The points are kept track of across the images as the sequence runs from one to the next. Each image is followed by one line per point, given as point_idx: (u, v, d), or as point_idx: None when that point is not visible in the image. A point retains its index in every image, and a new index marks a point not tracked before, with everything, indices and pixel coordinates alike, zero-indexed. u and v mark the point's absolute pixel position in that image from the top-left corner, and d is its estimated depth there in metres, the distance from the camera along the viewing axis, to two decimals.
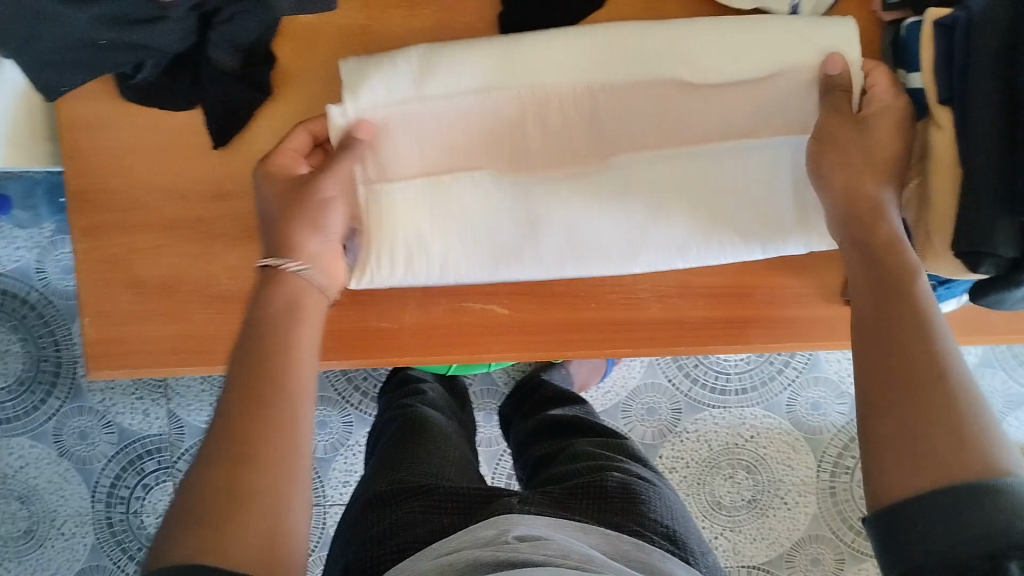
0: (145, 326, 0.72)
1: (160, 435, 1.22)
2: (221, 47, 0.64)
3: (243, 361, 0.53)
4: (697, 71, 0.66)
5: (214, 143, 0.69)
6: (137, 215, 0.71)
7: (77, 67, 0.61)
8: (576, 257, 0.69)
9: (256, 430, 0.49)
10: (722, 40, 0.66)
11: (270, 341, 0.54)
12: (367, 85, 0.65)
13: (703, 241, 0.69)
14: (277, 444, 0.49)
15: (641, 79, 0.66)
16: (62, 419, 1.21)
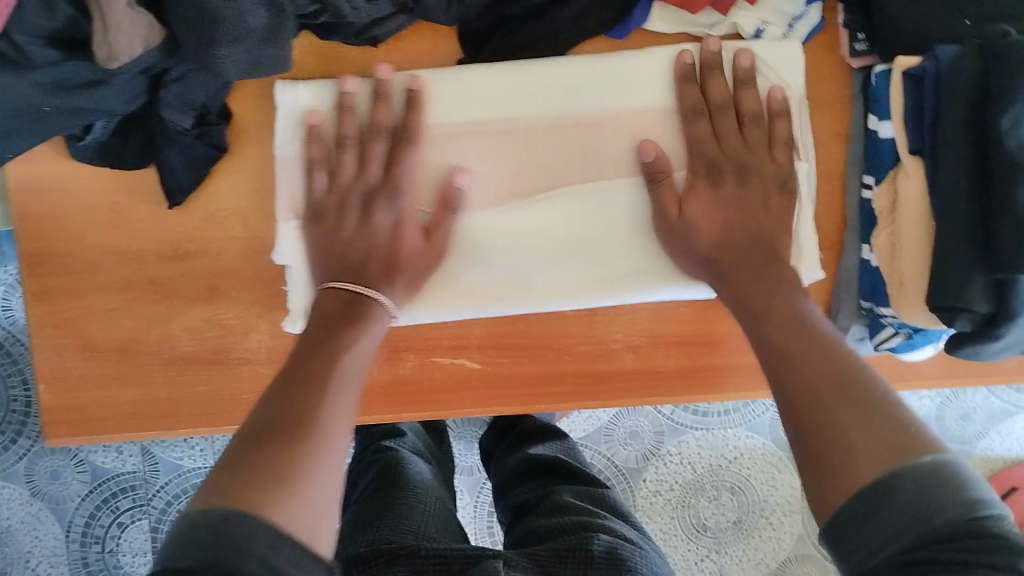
0: (104, 388, 0.70)
1: (133, 474, 1.19)
2: (177, 109, 0.62)
3: (311, 339, 0.54)
4: (582, 104, 0.65)
5: (168, 204, 0.66)
6: (93, 276, 0.68)
7: (26, 134, 0.59)
8: (497, 298, 0.66)
9: (299, 398, 0.47)
10: (611, 76, 0.65)
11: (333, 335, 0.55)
12: (286, 111, 0.64)
13: (641, 279, 0.66)
14: (312, 414, 0.47)
15: (525, 113, 0.65)
16: (33, 458, 1.18)
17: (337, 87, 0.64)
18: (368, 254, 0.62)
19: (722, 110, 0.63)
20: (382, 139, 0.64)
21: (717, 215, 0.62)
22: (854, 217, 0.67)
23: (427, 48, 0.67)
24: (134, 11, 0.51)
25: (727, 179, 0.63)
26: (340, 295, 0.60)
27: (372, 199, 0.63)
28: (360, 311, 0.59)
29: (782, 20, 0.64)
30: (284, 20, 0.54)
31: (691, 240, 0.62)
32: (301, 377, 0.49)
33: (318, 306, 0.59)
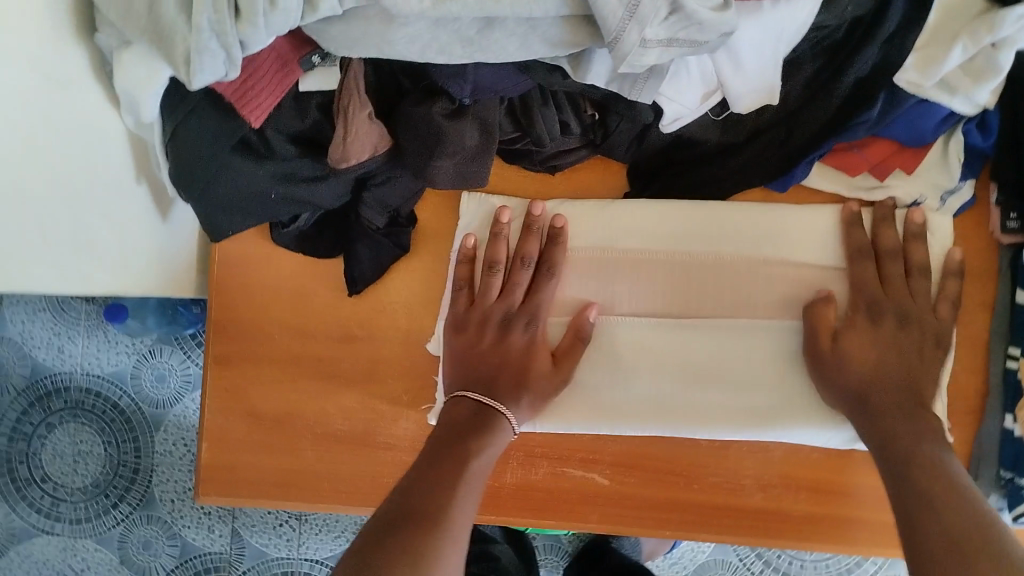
0: (259, 455, 0.76)
1: (221, 553, 1.23)
2: (373, 207, 0.70)
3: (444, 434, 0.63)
4: (706, 246, 0.69)
5: (349, 292, 0.74)
6: (269, 349, 0.75)
7: (249, 215, 0.67)
8: (588, 416, 0.71)
9: (433, 485, 0.58)
10: (739, 223, 0.69)
11: (467, 437, 0.63)
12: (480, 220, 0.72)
13: (772, 417, 0.69)
14: (440, 502, 0.56)
15: (635, 247, 0.70)
16: (129, 525, 1.23)
17: (468, 209, 0.72)
18: (497, 368, 0.68)
19: (892, 257, 0.67)
20: (529, 267, 0.69)
21: (872, 354, 0.64)
22: (997, 385, 0.69)
23: (599, 179, 0.73)
24: (371, 121, 0.60)
25: (887, 319, 0.65)
26: (467, 404, 0.66)
27: (511, 319, 0.69)
28: (465, 419, 0.65)
29: (936, 194, 0.68)
30: (491, 144, 0.61)
31: (844, 370, 0.64)
32: (433, 476, 0.59)
33: (452, 411, 0.66)
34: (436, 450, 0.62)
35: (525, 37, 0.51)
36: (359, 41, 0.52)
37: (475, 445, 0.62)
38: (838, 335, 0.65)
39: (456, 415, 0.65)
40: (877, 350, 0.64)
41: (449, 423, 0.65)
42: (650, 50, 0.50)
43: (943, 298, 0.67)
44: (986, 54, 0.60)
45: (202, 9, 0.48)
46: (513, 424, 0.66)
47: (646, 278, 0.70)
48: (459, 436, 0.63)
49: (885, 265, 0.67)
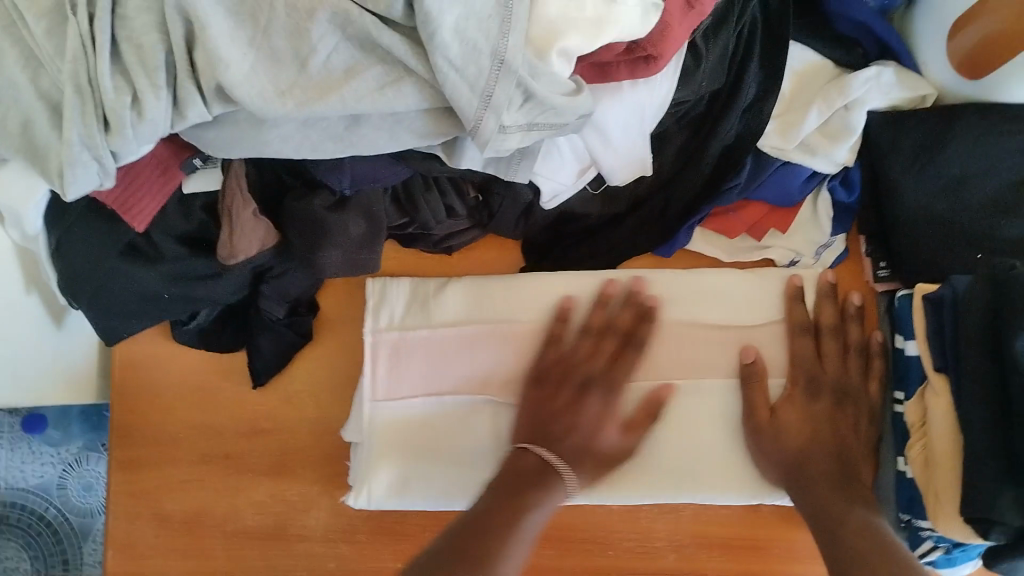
0: (167, 560, 0.74)
1: None
2: (273, 300, 0.70)
3: (500, 484, 0.63)
4: (624, 310, 0.70)
5: (253, 385, 0.74)
6: (174, 448, 0.74)
7: (143, 317, 0.67)
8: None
9: (465, 539, 0.58)
10: (648, 286, 0.71)
11: (535, 489, 0.63)
12: (387, 305, 0.71)
13: (682, 481, 0.68)
14: (473, 545, 0.58)
15: (542, 318, 0.70)
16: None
17: (375, 289, 0.72)
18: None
19: (831, 333, 0.69)
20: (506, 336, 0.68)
21: (806, 427, 0.66)
22: (889, 428, 0.71)
23: (492, 257, 0.75)
24: (257, 218, 0.61)
25: (824, 395, 0.67)
26: (534, 458, 0.64)
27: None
28: (537, 477, 0.63)
29: (810, 249, 0.72)
30: (378, 228, 0.62)
31: (777, 444, 0.66)
32: (472, 527, 0.59)
33: (513, 462, 0.65)
34: (493, 503, 0.61)
35: (392, 130, 0.53)
36: (233, 145, 0.53)
37: (531, 500, 0.62)
38: (775, 408, 0.67)
39: (518, 469, 0.64)
40: (811, 424, 0.66)
41: (511, 475, 0.64)
42: (511, 134, 0.53)
43: (873, 376, 0.69)
44: (839, 117, 0.66)
45: (72, 123, 0.49)
46: (569, 489, 0.64)
47: (552, 351, 0.69)
48: (534, 491, 0.63)
49: (823, 340, 0.69)
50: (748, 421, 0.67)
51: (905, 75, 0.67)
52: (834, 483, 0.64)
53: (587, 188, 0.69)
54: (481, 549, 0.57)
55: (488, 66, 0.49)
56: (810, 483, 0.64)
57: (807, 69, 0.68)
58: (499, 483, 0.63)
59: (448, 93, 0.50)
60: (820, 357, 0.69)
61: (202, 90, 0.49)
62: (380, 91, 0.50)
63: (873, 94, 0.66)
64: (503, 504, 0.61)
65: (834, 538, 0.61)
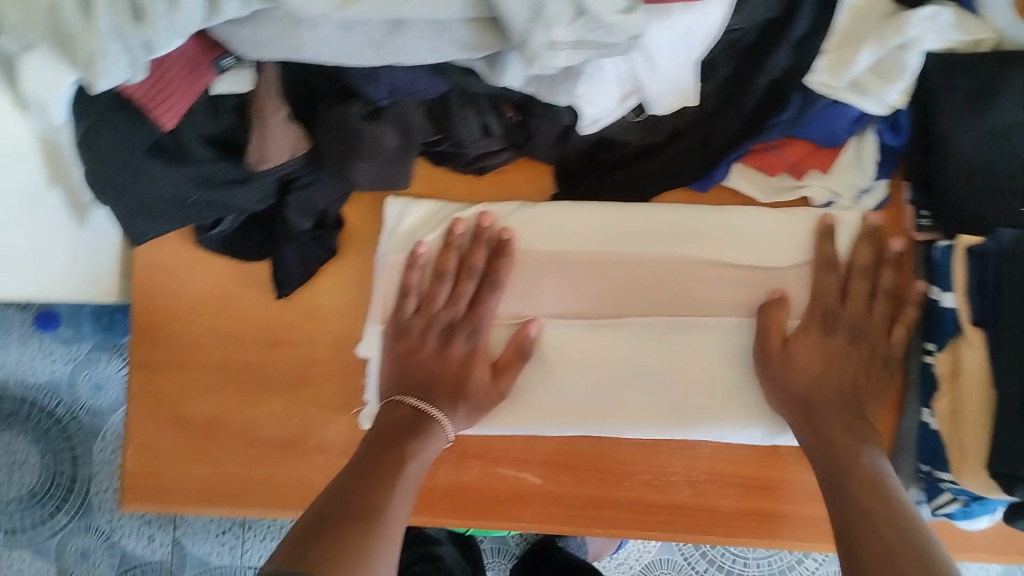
0: (185, 462, 0.75)
1: (159, 563, 1.21)
2: (298, 211, 0.69)
3: (377, 437, 0.64)
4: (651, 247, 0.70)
5: (276, 295, 0.73)
6: (194, 353, 0.74)
7: (167, 219, 0.66)
8: (540, 413, 0.70)
9: (375, 487, 0.59)
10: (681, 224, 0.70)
11: (415, 439, 0.65)
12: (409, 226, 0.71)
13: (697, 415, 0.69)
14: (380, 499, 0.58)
15: (573, 249, 0.70)
16: (66, 536, 1.20)
17: (393, 211, 0.72)
18: (435, 376, 0.68)
19: (861, 274, 0.68)
20: (473, 279, 0.70)
21: (817, 361, 0.66)
22: (914, 379, 0.71)
23: (523, 180, 0.73)
24: (288, 125, 0.61)
25: (841, 334, 0.67)
26: (402, 410, 0.67)
27: (454, 330, 0.70)
28: (412, 428, 0.65)
29: (850, 192, 0.70)
30: (412, 145, 0.61)
31: (784, 379, 0.65)
32: (380, 473, 0.60)
33: (390, 414, 0.66)
34: (373, 451, 0.63)
35: (434, 40, 0.51)
36: (267, 45, 0.51)
37: (408, 448, 0.64)
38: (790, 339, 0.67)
39: (393, 419, 0.66)
40: (824, 360, 0.66)
41: (393, 422, 0.66)
42: (560, 52, 0.51)
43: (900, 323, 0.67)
44: (893, 56, 0.62)
45: (103, 11, 0.47)
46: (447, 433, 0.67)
47: (568, 281, 0.70)
48: (404, 444, 0.64)
49: (850, 280, 0.68)
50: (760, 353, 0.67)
51: (963, 18, 0.63)
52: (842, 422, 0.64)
53: (629, 116, 0.67)
54: (377, 477, 0.60)
55: None
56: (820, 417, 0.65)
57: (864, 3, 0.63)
58: (374, 433, 0.65)
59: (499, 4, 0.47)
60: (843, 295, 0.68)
61: None
62: None
63: (928, 36, 0.61)
64: (382, 458, 0.62)
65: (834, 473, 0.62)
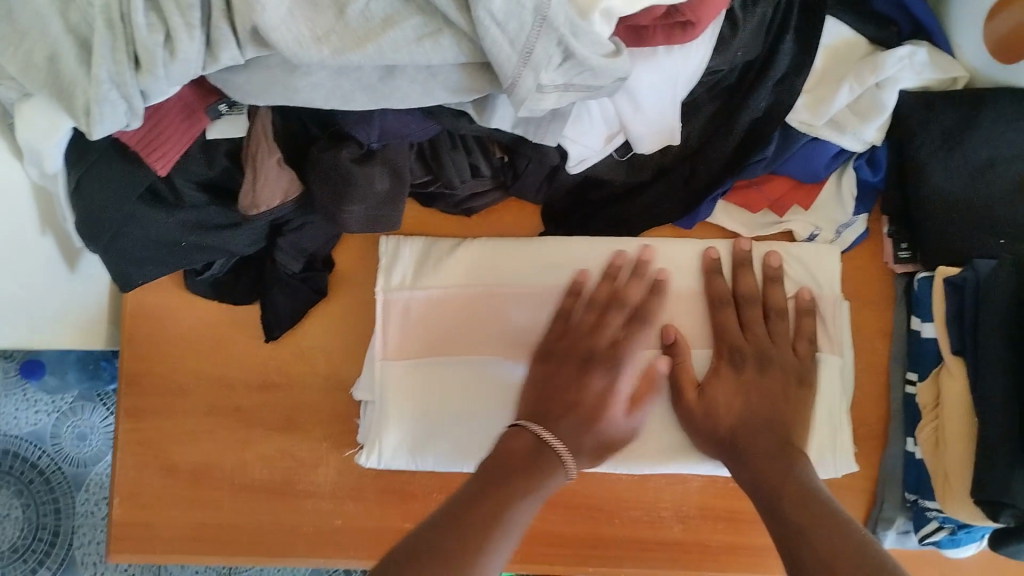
0: (173, 510, 0.74)
1: None
2: (288, 253, 0.70)
3: (500, 460, 0.58)
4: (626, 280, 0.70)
5: (266, 338, 0.73)
6: (182, 399, 0.74)
7: (162, 264, 0.66)
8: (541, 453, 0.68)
9: (470, 516, 0.52)
10: (661, 258, 0.71)
11: (537, 471, 0.58)
12: (397, 265, 0.71)
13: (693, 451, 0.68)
14: (481, 532, 0.51)
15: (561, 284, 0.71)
16: None
17: (387, 247, 0.72)
18: (570, 407, 0.63)
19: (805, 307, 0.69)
20: (622, 312, 0.68)
21: (738, 398, 0.65)
22: (898, 410, 0.72)
23: (509, 221, 0.74)
24: (281, 168, 0.62)
25: (749, 365, 0.66)
26: (526, 439, 0.61)
27: (592, 363, 0.65)
28: (540, 461, 0.59)
29: (831, 226, 0.72)
30: (402, 188, 0.62)
31: (708, 416, 0.65)
32: (461, 499, 0.54)
33: (510, 445, 0.60)
34: (510, 481, 0.56)
35: (426, 85, 0.53)
36: (262, 90, 0.52)
37: (520, 489, 0.56)
38: (703, 386, 0.66)
39: (521, 448, 0.60)
40: (743, 393, 0.65)
41: (518, 447, 0.60)
42: (548, 94, 0.52)
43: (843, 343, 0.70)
44: (870, 94, 0.65)
45: (101, 61, 0.48)
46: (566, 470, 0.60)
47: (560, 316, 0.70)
48: (505, 470, 0.57)
49: (745, 311, 0.69)
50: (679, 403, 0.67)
51: (936, 55, 0.65)
52: (763, 446, 0.62)
53: (612, 154, 0.68)
54: (485, 509, 0.53)
55: (529, 21, 0.48)
56: (756, 443, 0.62)
57: (843, 44, 0.66)
58: (489, 459, 0.59)
59: (488, 49, 0.49)
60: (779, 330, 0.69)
61: (236, 31, 0.48)
62: (418, 42, 0.49)
63: (905, 73, 0.65)
64: (472, 485, 0.55)
65: (770, 492, 0.58)
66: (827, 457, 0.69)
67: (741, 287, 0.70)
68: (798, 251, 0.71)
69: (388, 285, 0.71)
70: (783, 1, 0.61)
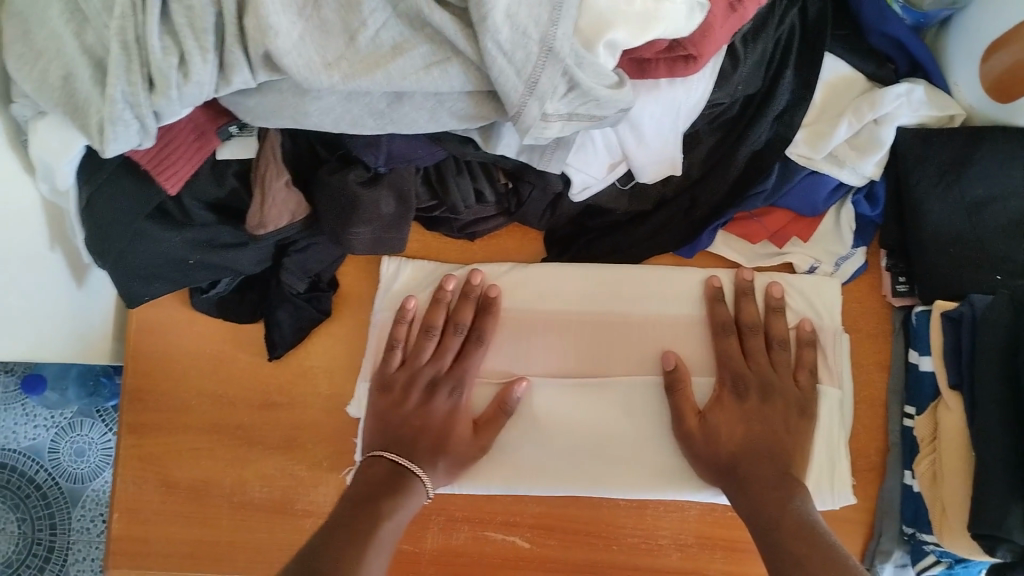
0: (171, 526, 0.74)
1: None
2: (294, 273, 0.70)
3: (359, 483, 0.65)
4: (620, 307, 0.72)
5: (269, 356, 0.74)
6: (183, 415, 0.74)
7: (169, 280, 0.67)
8: (525, 476, 0.70)
9: (344, 535, 0.59)
10: (660, 284, 0.72)
11: (395, 489, 0.64)
12: (393, 285, 0.73)
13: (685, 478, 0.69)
14: (366, 549, 0.59)
15: (559, 309, 0.72)
16: None
17: (388, 273, 0.73)
18: (417, 433, 0.68)
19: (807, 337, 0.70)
20: (482, 338, 0.70)
21: (738, 428, 0.66)
22: (896, 442, 0.72)
23: (512, 246, 0.75)
24: (290, 189, 0.63)
25: (751, 394, 0.67)
26: (384, 464, 0.66)
27: (437, 382, 0.70)
28: (392, 484, 0.65)
29: (830, 258, 0.73)
30: (407, 211, 0.63)
31: (709, 445, 0.66)
32: (365, 524, 0.61)
33: (366, 469, 0.66)
34: (357, 506, 0.62)
35: (433, 111, 0.54)
36: (273, 112, 0.54)
37: (385, 508, 0.63)
38: (704, 413, 0.67)
39: (371, 474, 0.65)
40: (744, 423, 0.66)
41: (377, 470, 0.66)
42: (552, 123, 0.53)
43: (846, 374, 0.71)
44: (869, 130, 0.66)
45: (116, 81, 0.49)
46: (426, 489, 0.66)
47: (553, 340, 0.72)
48: (364, 489, 0.64)
49: (748, 339, 0.70)
50: (679, 427, 0.68)
51: (933, 94, 0.66)
52: (763, 479, 0.64)
53: (615, 183, 0.69)
54: (352, 532, 0.60)
55: (535, 52, 0.49)
56: (746, 473, 0.64)
57: (841, 81, 0.67)
58: (353, 485, 0.65)
59: (495, 77, 0.50)
60: (783, 360, 0.69)
61: (249, 55, 0.49)
62: (426, 69, 0.50)
63: (902, 110, 0.65)
64: (359, 509, 0.62)
65: (770, 526, 0.60)
66: (824, 488, 0.70)
67: (742, 315, 0.70)
68: (798, 283, 0.72)
69: (381, 302, 0.73)
70: (783, 38, 0.63)
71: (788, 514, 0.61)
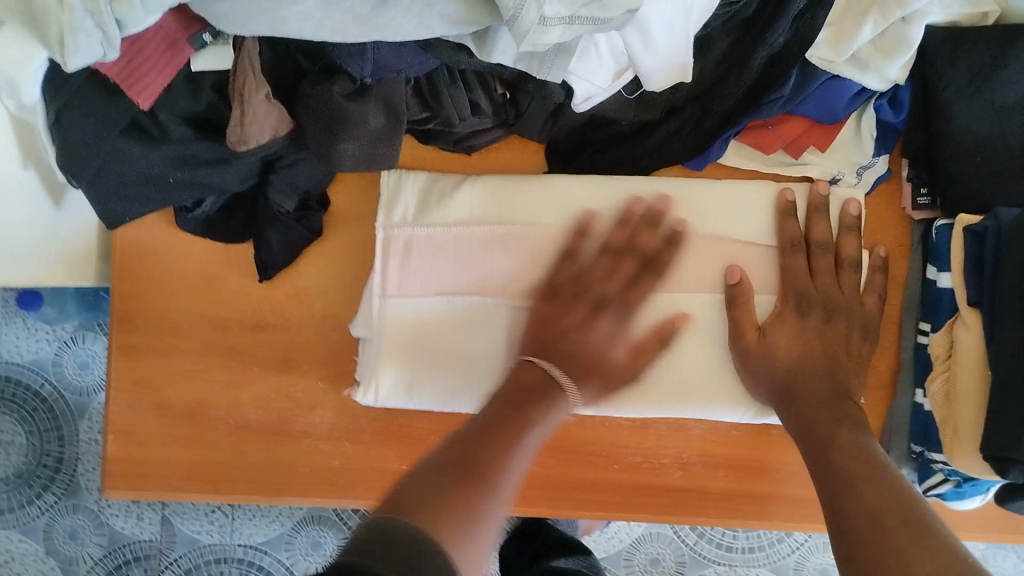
0: (168, 448, 0.73)
1: (151, 543, 1.17)
2: (283, 191, 0.67)
3: (506, 392, 0.58)
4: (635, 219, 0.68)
5: (259, 278, 0.71)
6: (174, 337, 0.72)
7: (148, 200, 0.63)
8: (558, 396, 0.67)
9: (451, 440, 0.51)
10: (682, 194, 0.68)
11: (538, 399, 0.58)
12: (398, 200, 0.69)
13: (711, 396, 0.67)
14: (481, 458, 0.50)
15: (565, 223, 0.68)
16: (55, 514, 1.17)
17: (388, 180, 0.69)
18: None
19: (822, 248, 0.66)
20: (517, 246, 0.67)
21: (798, 343, 0.64)
22: (909, 360, 0.70)
23: (511, 157, 0.71)
24: (269, 104, 0.59)
25: (814, 313, 0.64)
26: (536, 371, 0.61)
27: None
28: (544, 389, 0.59)
29: (852, 169, 0.68)
30: (399, 124, 0.59)
31: (767, 364, 0.64)
32: (490, 419, 0.54)
33: (522, 374, 0.61)
34: (506, 409, 0.56)
35: (422, 16, 0.49)
36: (247, 17, 0.49)
37: (533, 414, 0.57)
38: (764, 330, 0.65)
39: (527, 379, 0.60)
40: (802, 343, 0.64)
41: (533, 376, 0.60)
42: (552, 27, 0.48)
43: (870, 290, 0.67)
44: (896, 29, 0.61)
45: None
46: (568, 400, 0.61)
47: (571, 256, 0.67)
48: (520, 402, 0.57)
49: (816, 257, 0.66)
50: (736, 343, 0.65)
51: None
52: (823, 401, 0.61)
53: (623, 92, 0.64)
54: (491, 436, 0.53)
55: None
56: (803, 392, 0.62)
57: None
58: (497, 393, 0.58)
59: None
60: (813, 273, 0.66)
61: None
62: None
63: (932, 7, 0.60)
64: (514, 415, 0.56)
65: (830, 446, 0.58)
66: None
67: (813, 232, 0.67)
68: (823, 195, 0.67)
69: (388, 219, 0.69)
70: None
71: (842, 436, 0.58)
